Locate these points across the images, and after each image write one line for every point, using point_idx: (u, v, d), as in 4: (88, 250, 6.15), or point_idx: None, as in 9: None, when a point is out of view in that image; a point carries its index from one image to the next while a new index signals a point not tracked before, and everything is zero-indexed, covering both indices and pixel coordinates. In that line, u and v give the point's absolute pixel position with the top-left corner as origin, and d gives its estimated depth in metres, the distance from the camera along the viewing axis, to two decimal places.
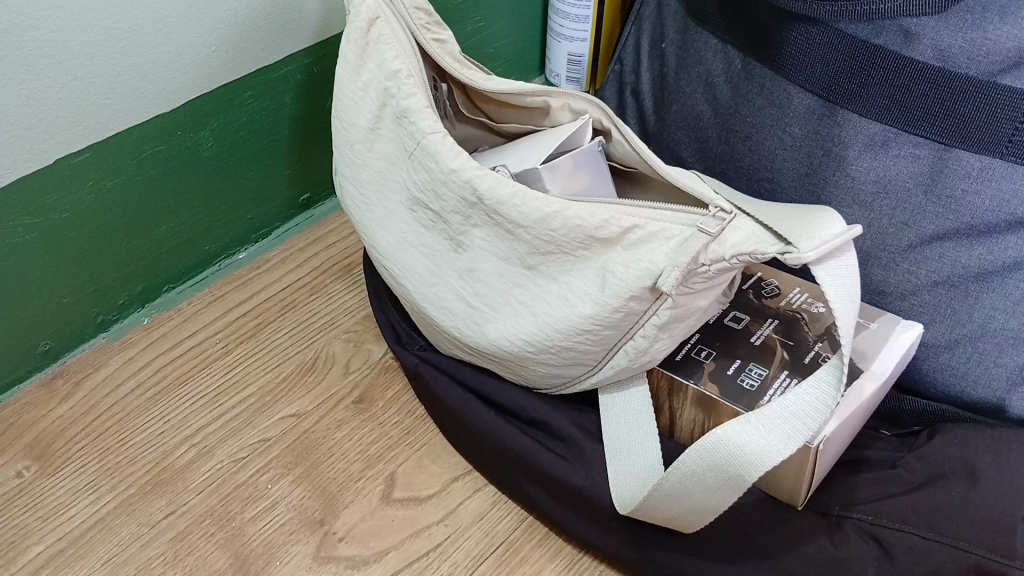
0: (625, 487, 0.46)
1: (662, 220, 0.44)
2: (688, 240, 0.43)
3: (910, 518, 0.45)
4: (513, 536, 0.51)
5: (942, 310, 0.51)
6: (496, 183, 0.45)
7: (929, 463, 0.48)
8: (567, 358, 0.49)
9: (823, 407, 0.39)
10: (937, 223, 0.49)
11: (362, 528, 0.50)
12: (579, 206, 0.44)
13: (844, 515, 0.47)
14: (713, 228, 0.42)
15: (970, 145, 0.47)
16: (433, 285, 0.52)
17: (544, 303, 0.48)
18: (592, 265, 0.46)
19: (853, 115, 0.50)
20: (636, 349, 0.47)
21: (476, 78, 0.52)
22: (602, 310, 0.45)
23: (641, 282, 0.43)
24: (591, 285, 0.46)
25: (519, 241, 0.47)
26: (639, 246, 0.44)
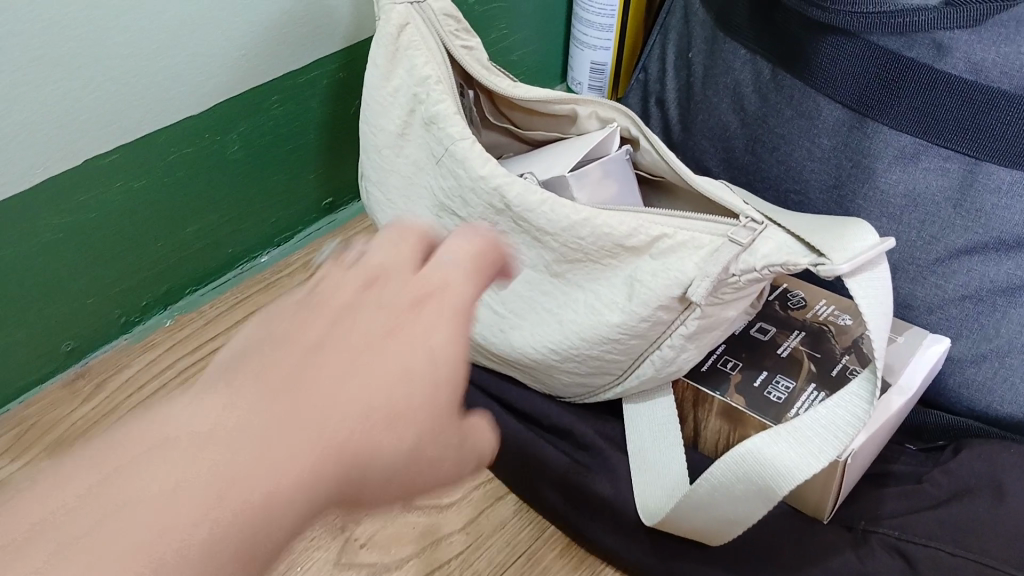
0: (651, 499, 0.46)
1: (699, 233, 0.44)
2: (719, 252, 0.43)
3: (938, 534, 0.46)
4: (535, 545, 0.51)
5: (969, 324, 0.51)
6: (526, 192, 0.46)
7: (955, 479, 0.48)
8: (592, 366, 0.49)
9: (857, 419, 0.39)
10: (965, 237, 0.49)
11: (383, 534, 0.50)
12: (608, 215, 0.45)
13: (869, 530, 0.47)
14: (744, 241, 0.42)
15: (1000, 160, 0.47)
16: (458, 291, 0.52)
17: (571, 310, 0.48)
18: (622, 274, 0.46)
19: (883, 127, 0.50)
20: (664, 358, 0.47)
21: (502, 86, 0.52)
22: (633, 321, 0.45)
23: (671, 293, 0.44)
24: (619, 294, 0.46)
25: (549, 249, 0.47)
26: (668, 254, 0.44)
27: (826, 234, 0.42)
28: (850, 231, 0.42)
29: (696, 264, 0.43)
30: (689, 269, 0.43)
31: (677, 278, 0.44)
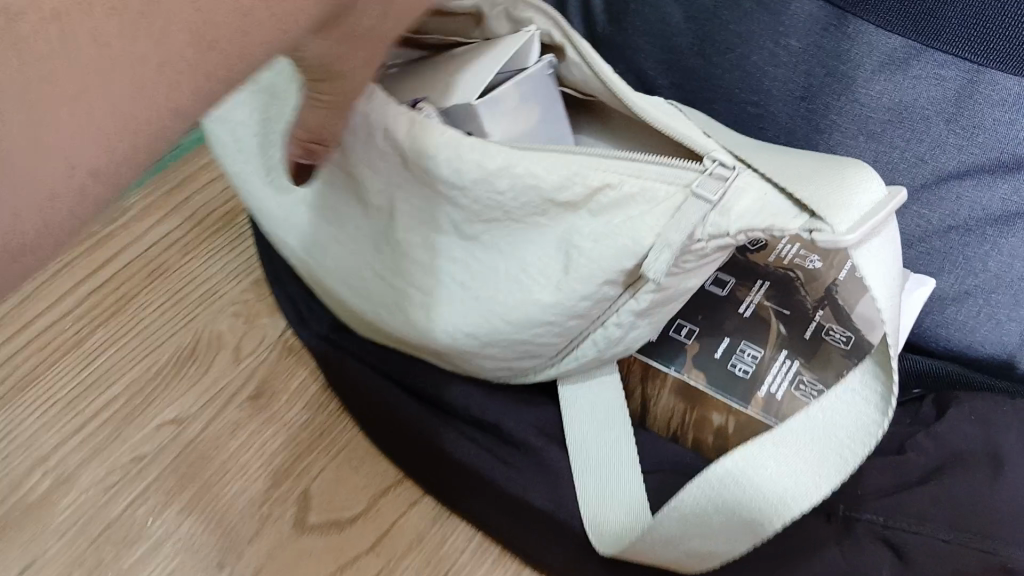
0: (605, 524, 0.37)
1: (654, 183, 0.32)
2: (681, 210, 0.32)
3: (930, 518, 0.39)
4: (463, 560, 0.42)
5: (953, 259, 0.43)
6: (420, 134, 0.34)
7: (942, 444, 0.41)
8: (523, 350, 0.38)
9: (870, 433, 0.30)
10: (958, 159, 0.41)
11: (274, 568, 0.41)
12: (532, 158, 0.33)
13: (852, 515, 0.40)
14: (712, 194, 0.31)
15: (1011, 66, 0.39)
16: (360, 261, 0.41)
17: (491, 288, 0.37)
18: (550, 240, 0.34)
19: (869, 26, 0.41)
20: (616, 336, 0.37)
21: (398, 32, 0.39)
22: (569, 295, 0.35)
23: (616, 257, 0.33)
24: (550, 264, 0.35)
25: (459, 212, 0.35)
26: (611, 207, 0.33)
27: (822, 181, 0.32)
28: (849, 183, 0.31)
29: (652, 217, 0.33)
30: (640, 225, 0.33)
31: (623, 234, 0.33)
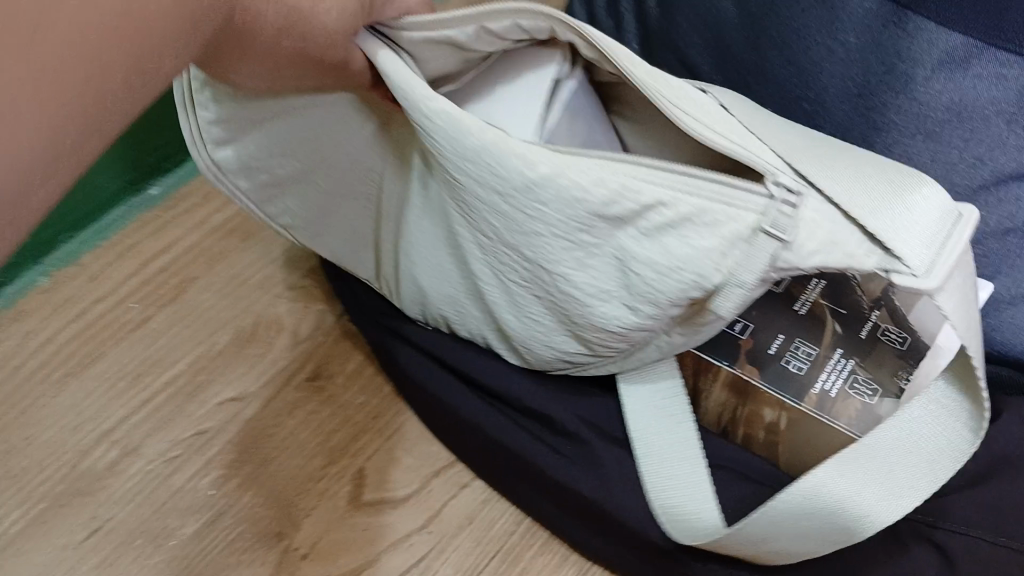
0: (682, 532, 0.36)
1: (713, 207, 0.29)
2: (751, 245, 0.29)
3: (978, 521, 0.39)
4: (512, 541, 0.44)
5: (1012, 261, 0.43)
6: (463, 139, 0.32)
7: (994, 449, 0.41)
8: (583, 347, 0.37)
9: (956, 454, 0.31)
10: (1018, 160, 0.40)
11: (329, 542, 0.43)
12: (575, 172, 0.30)
13: (896, 515, 0.41)
14: (776, 229, 0.29)
15: None
16: (413, 251, 0.40)
17: (547, 296, 0.35)
18: (603, 257, 0.32)
19: (929, 23, 0.40)
20: (671, 336, 0.35)
21: (376, 36, 0.33)
22: (634, 310, 0.33)
23: (681, 283, 0.31)
24: (609, 278, 0.32)
25: (507, 227, 0.33)
26: (667, 232, 0.30)
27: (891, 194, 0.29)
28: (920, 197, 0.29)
29: (718, 238, 0.30)
30: (705, 248, 0.30)
31: (688, 265, 0.30)
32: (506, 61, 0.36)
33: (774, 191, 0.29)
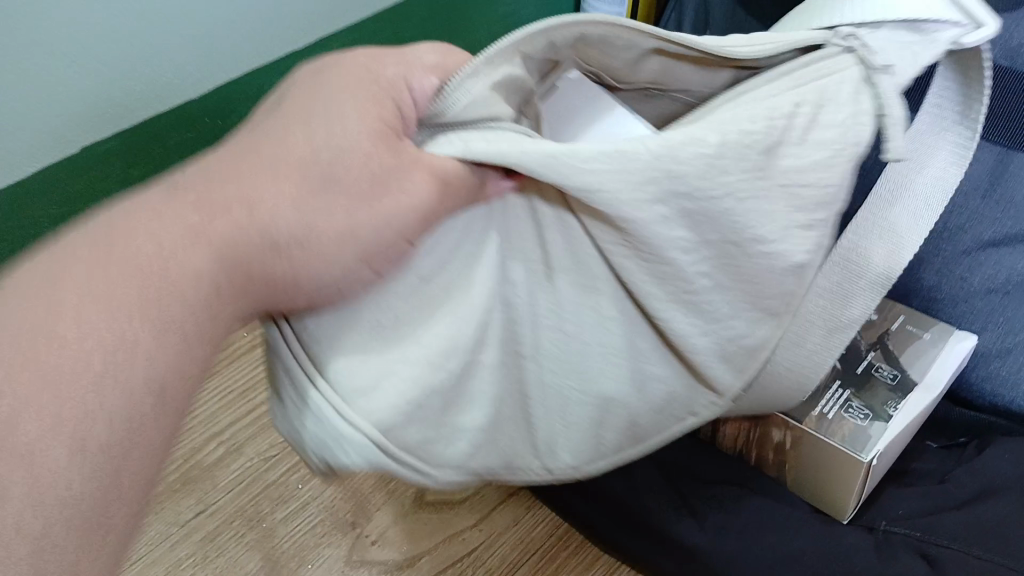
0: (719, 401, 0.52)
1: (812, 77, 0.37)
2: (857, 95, 0.37)
3: (957, 534, 0.45)
4: (549, 543, 0.51)
5: (996, 318, 0.49)
6: (627, 156, 0.32)
7: (981, 479, 0.47)
8: (749, 322, 0.37)
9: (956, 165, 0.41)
10: (995, 229, 0.49)
11: (396, 531, 0.51)
12: (727, 131, 0.33)
13: (891, 530, 0.46)
14: (864, 42, 0.38)
15: None
16: (545, 362, 0.37)
17: (746, 293, 0.36)
18: (786, 200, 0.35)
19: None
20: (816, 287, 0.39)
21: (440, 140, 0.34)
22: (818, 226, 0.36)
23: (845, 164, 0.36)
24: (788, 208, 0.35)
25: (698, 249, 0.34)
26: (808, 132, 0.36)
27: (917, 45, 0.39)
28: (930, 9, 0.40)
29: (837, 121, 0.36)
30: (841, 124, 0.36)
31: (844, 142, 0.36)
32: (552, 104, 0.39)
33: (848, 41, 0.38)
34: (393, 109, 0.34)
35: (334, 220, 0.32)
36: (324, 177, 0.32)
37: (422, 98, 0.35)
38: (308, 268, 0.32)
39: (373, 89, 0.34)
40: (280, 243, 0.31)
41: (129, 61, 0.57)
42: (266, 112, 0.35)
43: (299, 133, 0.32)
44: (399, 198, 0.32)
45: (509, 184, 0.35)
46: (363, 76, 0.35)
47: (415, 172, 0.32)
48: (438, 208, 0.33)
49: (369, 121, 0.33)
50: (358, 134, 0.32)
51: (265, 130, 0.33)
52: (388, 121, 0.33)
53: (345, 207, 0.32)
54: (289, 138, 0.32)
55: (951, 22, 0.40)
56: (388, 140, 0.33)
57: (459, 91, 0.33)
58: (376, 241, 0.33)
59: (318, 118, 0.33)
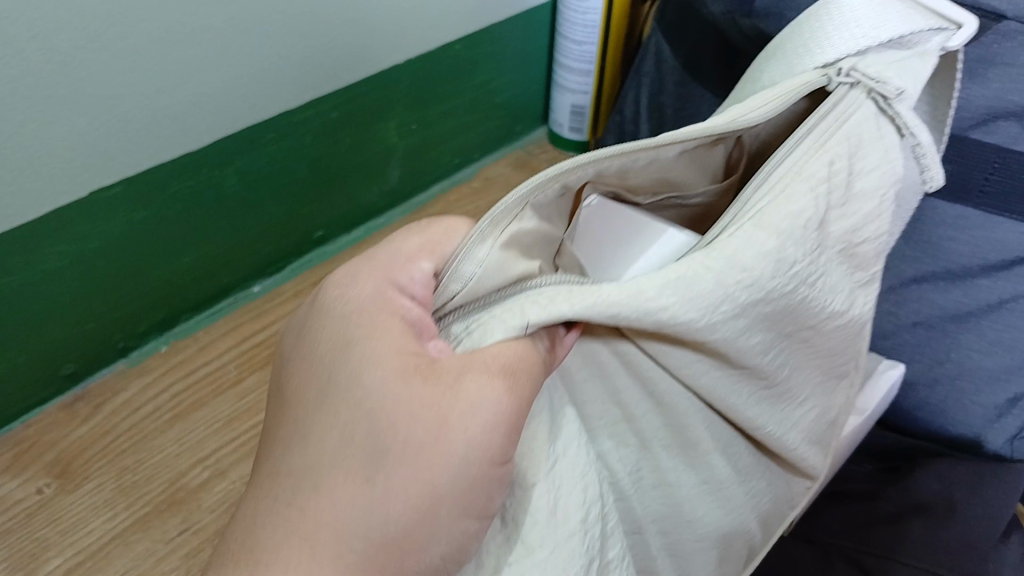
0: None
1: (835, 128, 0.38)
2: (882, 142, 0.40)
3: (890, 543, 0.50)
4: None
5: (923, 350, 0.56)
6: (691, 283, 0.33)
7: (911, 495, 0.52)
8: (799, 411, 0.42)
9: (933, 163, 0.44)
10: (915, 268, 0.55)
11: None
12: (773, 222, 0.35)
13: (829, 543, 0.51)
14: (869, 74, 0.40)
15: (945, 195, 0.52)
16: (678, 461, 0.39)
17: (802, 351, 0.40)
18: (843, 264, 0.40)
19: None
20: (830, 360, 0.42)
21: (458, 324, 0.32)
22: (860, 288, 0.41)
23: (883, 214, 0.40)
24: (841, 271, 0.40)
25: (767, 347, 0.37)
26: (850, 201, 0.39)
27: (911, 58, 0.42)
28: (906, 22, 0.43)
29: (873, 166, 0.40)
30: (876, 167, 0.40)
31: (881, 186, 0.40)
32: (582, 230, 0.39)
33: (852, 77, 0.40)
34: (403, 330, 0.30)
35: (414, 478, 0.28)
36: (376, 455, 0.28)
37: (421, 291, 0.32)
38: (427, 545, 0.28)
39: (379, 314, 0.30)
40: (381, 543, 0.27)
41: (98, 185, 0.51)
42: (272, 404, 0.31)
43: (332, 421, 0.29)
44: (468, 421, 0.28)
45: (574, 337, 0.34)
46: (342, 320, 0.31)
47: (468, 385, 0.29)
48: (521, 400, 0.29)
49: (397, 364, 0.29)
50: (387, 393, 0.28)
51: (299, 430, 0.29)
52: (411, 343, 0.30)
53: (416, 465, 0.28)
54: (324, 431, 0.29)
55: (931, 30, 0.43)
56: (423, 370, 0.29)
57: (469, 260, 0.32)
58: (466, 483, 0.28)
59: (335, 397, 0.29)
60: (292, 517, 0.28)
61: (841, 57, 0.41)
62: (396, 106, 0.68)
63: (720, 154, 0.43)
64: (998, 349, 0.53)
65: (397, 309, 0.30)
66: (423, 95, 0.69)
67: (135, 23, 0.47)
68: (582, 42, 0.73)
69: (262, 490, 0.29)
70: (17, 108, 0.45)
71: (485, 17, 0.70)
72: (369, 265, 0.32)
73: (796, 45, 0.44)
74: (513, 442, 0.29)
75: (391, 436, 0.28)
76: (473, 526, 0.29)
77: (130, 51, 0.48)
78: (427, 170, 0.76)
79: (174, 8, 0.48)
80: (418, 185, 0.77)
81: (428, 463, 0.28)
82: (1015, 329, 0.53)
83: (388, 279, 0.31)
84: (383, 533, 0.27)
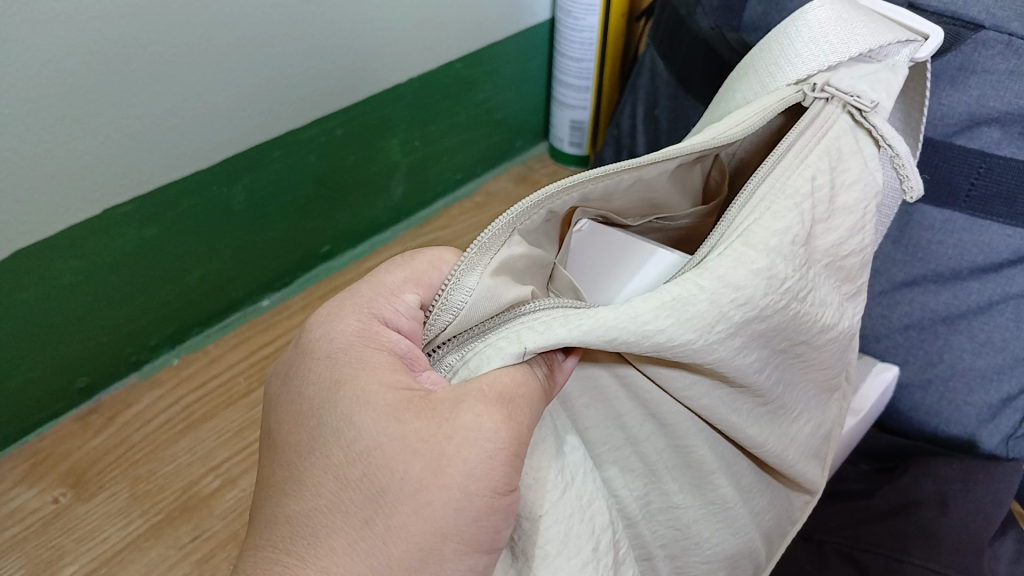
0: None
1: (815, 141, 0.39)
2: (859, 150, 0.40)
3: (886, 542, 0.51)
4: None
5: (915, 351, 0.58)
6: (685, 304, 0.32)
7: (906, 494, 0.54)
8: (788, 428, 0.42)
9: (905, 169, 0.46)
10: (906, 271, 0.56)
11: None
12: (760, 238, 0.35)
13: (824, 539, 0.54)
14: (843, 88, 0.40)
15: (932, 200, 0.54)
16: (681, 484, 0.40)
17: (791, 366, 0.40)
18: (830, 278, 0.40)
19: None
20: (821, 365, 0.42)
21: (451, 354, 0.33)
22: (848, 301, 0.42)
23: (863, 223, 0.41)
24: (829, 288, 0.40)
25: (763, 365, 0.37)
26: (835, 214, 0.39)
27: (882, 72, 0.42)
28: (875, 36, 0.42)
29: (854, 178, 0.40)
30: (857, 180, 0.40)
31: (864, 198, 0.40)
32: (577, 253, 0.41)
33: (826, 92, 0.41)
34: (390, 364, 0.31)
35: (414, 516, 0.28)
36: (374, 497, 0.28)
37: (405, 324, 0.34)
38: None
39: (366, 349, 0.32)
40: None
41: (115, 201, 0.53)
42: (267, 450, 0.33)
43: (327, 461, 0.30)
44: (465, 452, 0.28)
45: (573, 361, 0.33)
46: (328, 362, 0.32)
47: (462, 415, 0.29)
48: (521, 428, 0.29)
49: (387, 401, 0.30)
50: (380, 430, 0.29)
51: (294, 476, 0.30)
52: (399, 374, 0.31)
53: (416, 501, 0.28)
54: (320, 475, 0.29)
55: (899, 42, 0.44)
56: (415, 405, 0.30)
57: (458, 289, 0.32)
58: (470, 517, 0.28)
59: (328, 438, 0.30)
60: (294, 566, 0.28)
61: (812, 73, 0.42)
62: (398, 124, 0.70)
63: (699, 174, 0.45)
64: (989, 350, 0.54)
65: (383, 342, 0.32)
66: (424, 113, 0.71)
67: (145, 46, 0.49)
68: (580, 59, 0.75)
69: (261, 540, 0.29)
70: (32, 130, 0.47)
71: (484, 35, 0.71)
72: (352, 303, 0.34)
73: (767, 61, 0.44)
74: (516, 472, 0.29)
75: (387, 474, 0.28)
76: (482, 562, 0.29)
77: (141, 72, 0.50)
78: (430, 185, 0.78)
79: (182, 31, 0.50)
80: (422, 200, 0.79)
81: (428, 499, 0.28)
82: (1004, 329, 0.54)
83: (371, 313, 0.33)
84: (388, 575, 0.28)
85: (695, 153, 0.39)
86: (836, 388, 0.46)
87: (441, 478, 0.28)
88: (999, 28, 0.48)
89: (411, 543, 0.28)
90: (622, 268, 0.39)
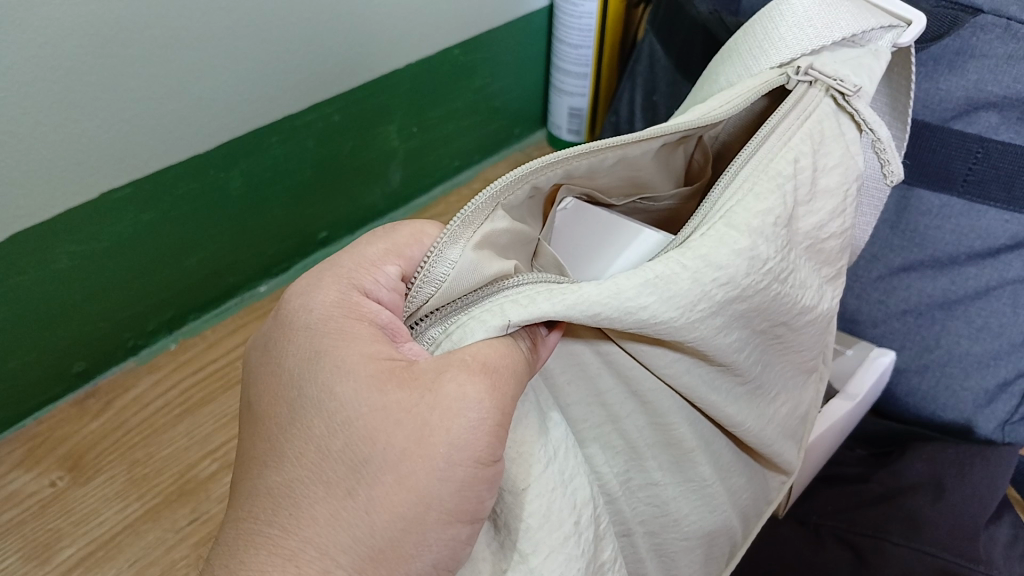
0: None
1: (798, 124, 0.39)
2: (844, 134, 0.40)
3: (879, 525, 0.52)
4: None
5: (911, 336, 0.58)
6: (667, 281, 0.32)
7: (902, 480, 0.54)
8: (767, 410, 0.42)
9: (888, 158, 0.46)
10: (903, 257, 0.57)
11: None
12: (743, 219, 0.35)
13: (819, 523, 0.54)
14: (827, 72, 0.40)
15: (928, 185, 0.54)
16: (665, 463, 0.40)
17: (774, 347, 0.41)
18: (811, 260, 0.40)
19: None
20: (802, 348, 0.43)
21: (434, 327, 0.33)
22: (827, 284, 0.42)
23: (844, 205, 0.41)
24: (810, 271, 0.40)
25: (744, 345, 0.37)
26: (817, 197, 0.39)
27: (865, 57, 0.42)
28: (858, 21, 0.42)
29: (836, 162, 0.40)
30: (840, 163, 0.40)
31: (845, 182, 0.40)
32: (561, 230, 0.41)
33: (810, 76, 0.40)
34: (371, 336, 0.31)
35: (397, 486, 0.28)
36: (357, 467, 0.28)
37: (387, 298, 0.34)
38: (422, 551, 0.28)
39: (346, 320, 0.32)
40: (371, 555, 0.28)
41: (111, 184, 0.53)
42: (247, 422, 0.33)
43: (309, 432, 0.30)
44: (449, 423, 0.28)
45: (556, 336, 0.33)
46: (307, 333, 0.32)
47: (445, 385, 0.29)
48: (503, 399, 0.29)
49: (370, 371, 0.30)
50: (363, 400, 0.29)
51: (275, 447, 0.30)
52: (383, 350, 0.31)
53: (399, 472, 0.28)
54: (302, 447, 0.29)
55: (882, 28, 0.43)
56: (397, 376, 0.30)
57: (440, 262, 0.32)
58: (453, 487, 0.28)
59: (310, 409, 0.30)
60: (277, 536, 0.28)
61: (796, 57, 0.42)
62: (395, 111, 0.69)
63: (683, 157, 0.45)
64: (986, 335, 0.55)
65: (364, 314, 0.32)
66: (420, 100, 0.71)
67: (142, 29, 0.49)
68: (578, 45, 0.74)
69: (244, 512, 0.29)
70: (30, 113, 0.47)
71: (484, 22, 0.71)
72: (332, 275, 0.34)
73: (752, 43, 0.44)
74: (502, 443, 0.29)
75: (370, 445, 0.29)
76: (465, 532, 0.29)
77: (138, 55, 0.50)
78: (428, 173, 0.78)
79: (180, 14, 0.50)
80: (420, 187, 0.79)
81: (411, 469, 0.28)
82: (1001, 315, 0.54)
83: (352, 284, 0.33)
84: (370, 544, 0.28)
85: (680, 133, 0.39)
86: (815, 369, 0.47)
87: (422, 451, 0.28)
88: (998, 12, 0.48)
89: (393, 516, 0.28)
90: (606, 242, 0.39)
